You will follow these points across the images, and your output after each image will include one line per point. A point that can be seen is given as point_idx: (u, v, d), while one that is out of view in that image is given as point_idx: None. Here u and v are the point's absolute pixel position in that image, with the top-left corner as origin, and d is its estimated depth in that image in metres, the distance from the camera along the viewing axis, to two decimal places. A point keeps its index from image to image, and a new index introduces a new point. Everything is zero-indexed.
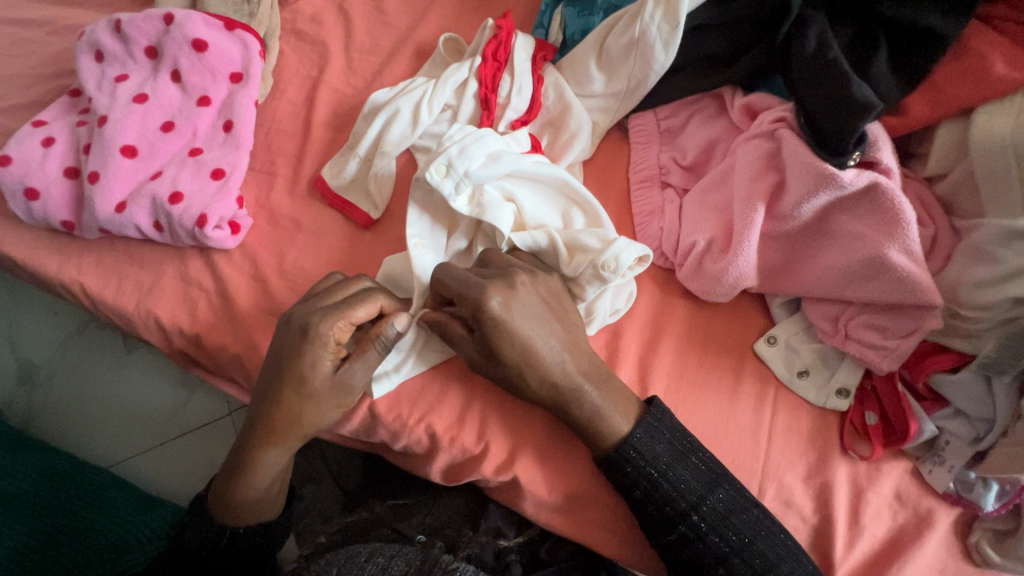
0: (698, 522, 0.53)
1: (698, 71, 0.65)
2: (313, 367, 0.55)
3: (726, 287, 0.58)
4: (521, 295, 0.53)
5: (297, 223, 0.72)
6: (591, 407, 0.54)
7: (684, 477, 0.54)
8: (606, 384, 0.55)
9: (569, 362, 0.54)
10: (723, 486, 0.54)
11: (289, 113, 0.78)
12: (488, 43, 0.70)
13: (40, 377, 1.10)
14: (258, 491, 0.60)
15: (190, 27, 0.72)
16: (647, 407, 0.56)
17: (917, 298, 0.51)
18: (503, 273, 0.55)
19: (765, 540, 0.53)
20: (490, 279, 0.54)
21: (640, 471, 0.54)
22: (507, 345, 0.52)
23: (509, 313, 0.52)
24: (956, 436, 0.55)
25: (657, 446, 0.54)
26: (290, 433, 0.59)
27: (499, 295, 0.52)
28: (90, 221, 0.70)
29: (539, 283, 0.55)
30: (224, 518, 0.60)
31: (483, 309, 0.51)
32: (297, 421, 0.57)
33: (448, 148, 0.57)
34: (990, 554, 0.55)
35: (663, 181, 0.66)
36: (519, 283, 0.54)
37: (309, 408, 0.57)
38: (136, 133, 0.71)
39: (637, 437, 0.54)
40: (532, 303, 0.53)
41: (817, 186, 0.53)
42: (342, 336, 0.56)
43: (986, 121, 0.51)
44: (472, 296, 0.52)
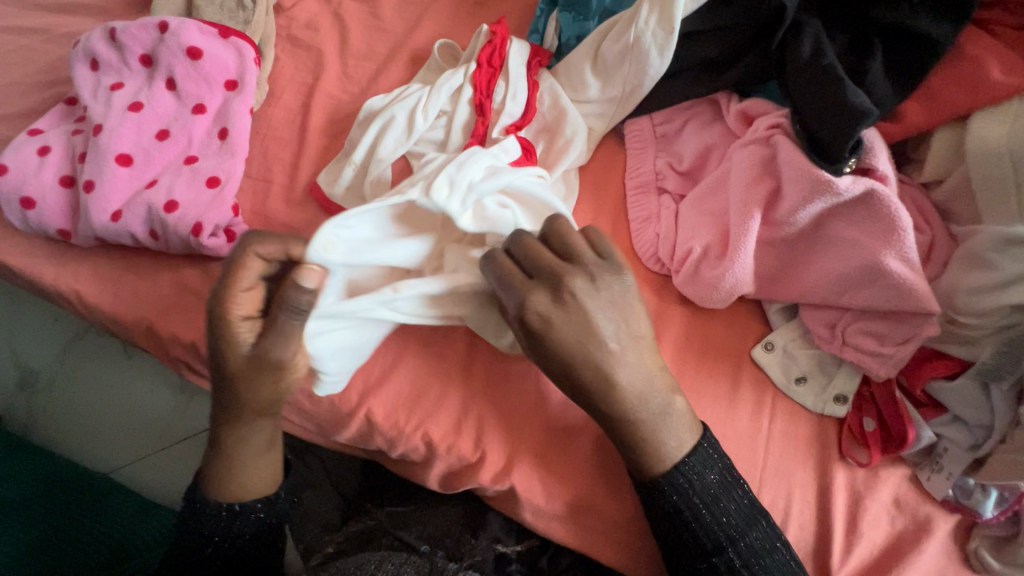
0: (732, 557, 0.53)
1: (693, 76, 0.65)
2: (228, 349, 0.49)
3: (723, 294, 0.58)
4: (569, 311, 0.50)
5: (293, 230, 0.71)
6: (647, 430, 0.52)
7: (729, 510, 0.54)
8: (665, 411, 0.52)
9: (620, 380, 0.51)
10: (760, 524, 0.54)
11: (284, 120, 0.77)
12: (482, 49, 0.69)
13: (40, 384, 1.10)
14: (246, 466, 0.57)
15: (185, 35, 0.72)
16: (703, 432, 0.55)
17: (913, 304, 0.51)
18: (554, 276, 0.50)
19: (777, 567, 0.53)
20: (537, 281, 0.50)
21: (687, 500, 0.53)
22: (548, 356, 0.50)
23: (550, 326, 0.49)
24: (954, 443, 0.55)
25: (708, 475, 0.54)
26: (248, 411, 0.53)
27: (547, 309, 0.49)
28: (85, 229, 0.69)
29: (600, 292, 0.51)
30: (221, 498, 0.58)
31: (526, 318, 0.49)
32: (247, 402, 0.52)
33: (449, 165, 0.52)
34: (990, 561, 0.54)
35: (659, 187, 0.66)
36: (567, 296, 0.50)
37: (244, 388, 0.51)
38: (131, 141, 0.71)
39: (690, 463, 0.53)
40: (585, 322, 0.50)
41: (813, 193, 0.52)
42: (246, 307, 0.49)
43: (981, 127, 0.51)
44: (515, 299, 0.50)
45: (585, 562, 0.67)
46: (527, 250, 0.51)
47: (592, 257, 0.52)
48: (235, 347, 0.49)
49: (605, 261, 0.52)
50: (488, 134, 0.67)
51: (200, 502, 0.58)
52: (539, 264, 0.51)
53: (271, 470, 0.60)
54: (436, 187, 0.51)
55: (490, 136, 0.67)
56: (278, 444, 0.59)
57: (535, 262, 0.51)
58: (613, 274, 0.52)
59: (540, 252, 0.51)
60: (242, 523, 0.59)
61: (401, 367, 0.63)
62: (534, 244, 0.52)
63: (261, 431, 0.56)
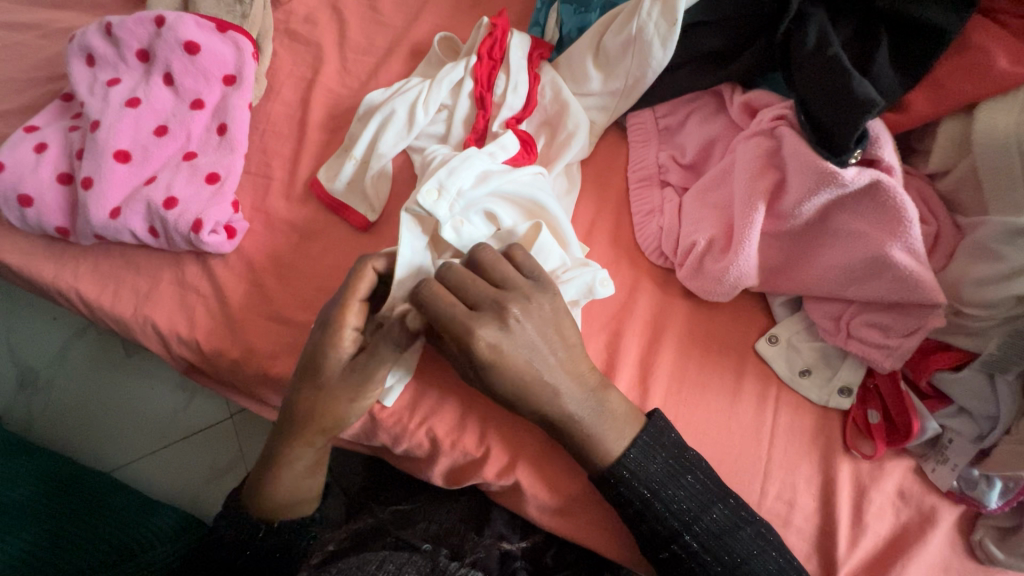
0: (693, 541, 0.53)
1: (696, 68, 0.65)
2: (326, 355, 0.55)
3: (727, 288, 0.58)
4: (516, 336, 0.51)
5: (294, 227, 0.71)
6: (583, 434, 0.54)
7: (680, 496, 0.54)
8: (600, 409, 0.54)
9: (563, 395, 0.53)
10: (717, 506, 0.54)
11: (284, 115, 0.77)
12: (483, 41, 0.69)
13: (40, 383, 1.09)
14: (288, 487, 0.59)
15: (181, 30, 0.72)
16: (646, 421, 0.56)
17: (918, 296, 0.51)
18: (496, 305, 0.51)
19: (742, 547, 0.53)
20: (478, 312, 0.51)
21: (633, 490, 0.54)
22: (500, 385, 0.51)
23: (500, 354, 0.50)
24: (960, 434, 0.55)
25: (650, 465, 0.54)
26: (313, 426, 0.57)
27: (491, 335, 0.50)
28: (85, 227, 0.69)
29: (535, 314, 0.52)
30: (256, 513, 0.60)
31: (473, 349, 0.50)
32: (316, 412, 0.56)
33: (437, 171, 0.56)
34: (993, 552, 0.55)
35: (662, 180, 0.66)
36: (512, 321, 0.51)
37: (323, 397, 0.56)
38: (130, 137, 0.70)
39: (631, 455, 0.54)
40: (529, 346, 0.51)
41: (818, 185, 0.52)
42: (357, 324, 0.55)
43: (988, 118, 0.51)
44: (461, 333, 0.50)
45: (591, 557, 0.68)
46: (455, 284, 0.52)
47: (523, 279, 0.53)
48: (337, 355, 0.55)
49: (536, 282, 0.54)
50: (488, 128, 0.67)
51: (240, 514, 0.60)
52: (478, 295, 0.52)
53: (311, 492, 0.62)
54: (423, 193, 0.55)
55: (487, 136, 0.67)
56: (324, 468, 0.62)
57: (470, 292, 0.52)
58: (548, 293, 0.53)
59: (474, 282, 0.52)
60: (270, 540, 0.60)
61: None
62: (464, 277, 0.52)
63: (313, 451, 0.59)
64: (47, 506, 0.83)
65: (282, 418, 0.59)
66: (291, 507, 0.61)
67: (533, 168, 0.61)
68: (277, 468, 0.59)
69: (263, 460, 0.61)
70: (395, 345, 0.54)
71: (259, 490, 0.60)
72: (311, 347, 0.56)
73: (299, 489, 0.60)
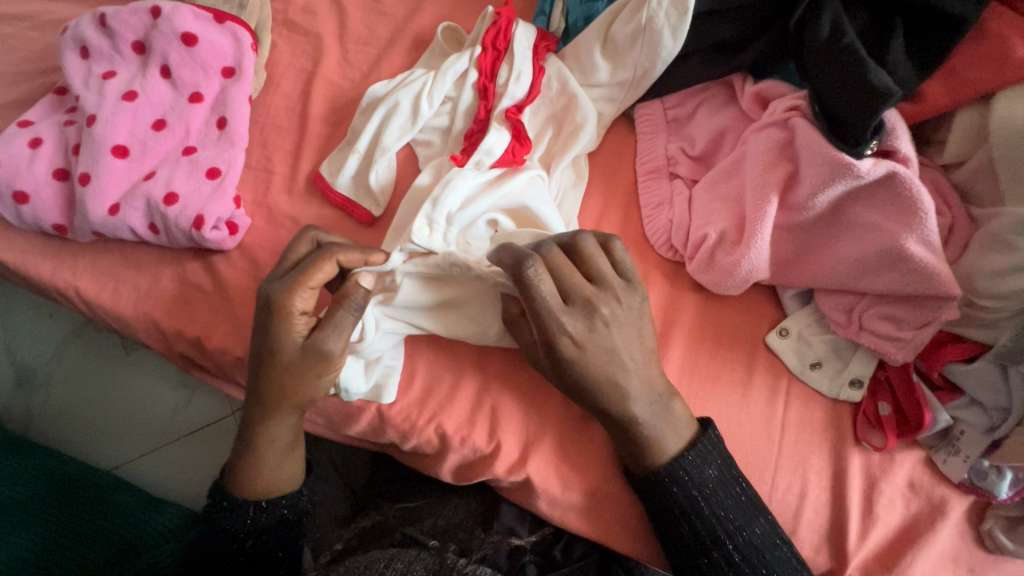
0: (732, 551, 0.53)
1: (705, 58, 0.64)
2: (281, 338, 0.53)
3: (738, 280, 0.58)
4: (600, 336, 0.51)
5: (298, 222, 0.70)
6: (646, 437, 0.53)
7: (726, 505, 0.54)
8: (665, 412, 0.53)
9: (632, 398, 0.52)
10: (760, 520, 0.54)
11: (284, 108, 0.76)
12: (487, 31, 0.67)
13: (38, 382, 1.08)
14: (271, 467, 0.58)
15: (178, 21, 0.70)
16: (703, 432, 0.55)
17: (933, 288, 0.51)
18: (587, 304, 0.51)
19: (780, 565, 0.52)
20: (570, 307, 0.51)
21: (685, 493, 0.53)
22: (571, 379, 0.52)
23: (584, 352, 0.51)
24: (971, 425, 0.55)
25: (706, 470, 0.54)
26: (285, 405, 0.55)
27: (577, 330, 0.51)
28: (83, 224, 0.68)
29: (623, 318, 0.53)
30: (244, 490, 0.59)
31: (554, 342, 0.50)
32: (287, 393, 0.54)
33: (426, 207, 0.58)
34: (1003, 541, 0.55)
35: (671, 172, 0.65)
36: (599, 323, 0.51)
37: (290, 379, 0.54)
38: (127, 132, 0.69)
39: (689, 459, 0.53)
40: (610, 347, 0.52)
41: (833, 177, 0.51)
42: (305, 303, 0.53)
43: (1006, 107, 0.50)
44: (553, 325, 0.50)
45: (599, 550, 0.68)
46: (556, 271, 0.51)
47: (615, 278, 0.53)
48: (293, 338, 0.53)
49: (626, 284, 0.54)
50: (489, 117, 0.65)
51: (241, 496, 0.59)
52: (572, 288, 0.51)
53: (297, 471, 0.61)
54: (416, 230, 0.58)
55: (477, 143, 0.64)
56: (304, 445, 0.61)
57: (567, 284, 0.51)
58: (636, 294, 0.54)
59: (570, 274, 0.52)
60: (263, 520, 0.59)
61: (413, 360, 0.63)
62: (560, 266, 0.52)
63: (288, 427, 0.57)
64: (52, 503, 0.83)
65: (249, 401, 0.57)
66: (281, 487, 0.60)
67: (530, 171, 0.62)
68: (255, 448, 0.57)
69: (237, 450, 0.59)
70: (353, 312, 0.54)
71: (240, 478, 0.58)
72: (262, 334, 0.53)
73: (283, 472, 0.59)
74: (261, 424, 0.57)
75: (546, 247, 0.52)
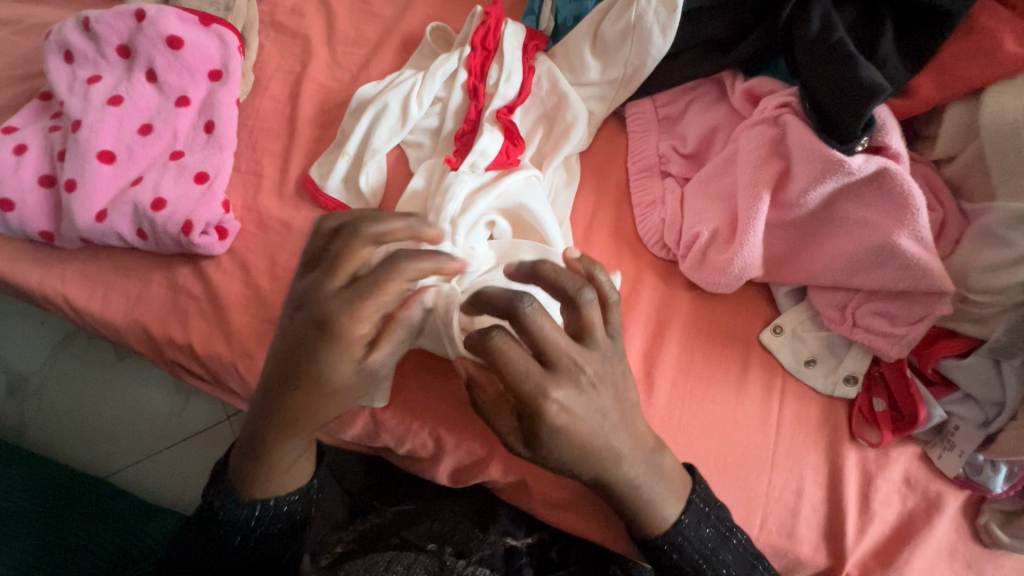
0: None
1: (695, 56, 0.64)
2: (331, 366, 0.47)
3: (732, 278, 0.57)
4: (586, 402, 0.45)
5: (288, 225, 0.69)
6: (642, 498, 0.50)
7: (727, 560, 0.53)
8: (657, 470, 0.51)
9: (626, 464, 0.48)
10: (757, 571, 0.54)
11: (273, 111, 0.75)
12: (476, 31, 0.67)
13: (31, 390, 1.07)
14: (285, 470, 0.56)
15: (163, 24, 0.69)
16: (695, 484, 0.54)
17: (926, 284, 0.50)
18: (574, 366, 0.44)
19: None
20: (554, 373, 0.43)
21: (686, 559, 0.53)
22: (558, 455, 0.45)
23: (574, 418, 0.44)
24: (966, 420, 0.55)
25: (704, 530, 0.53)
26: (310, 425, 0.51)
27: (562, 399, 0.43)
28: (70, 231, 0.67)
29: (608, 382, 0.46)
30: (250, 489, 0.56)
31: (542, 415, 0.43)
32: (315, 414, 0.50)
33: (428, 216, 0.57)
34: (999, 536, 0.55)
35: (663, 171, 0.65)
36: (586, 385, 0.45)
37: (325, 404, 0.49)
38: (113, 137, 0.68)
39: (686, 523, 0.52)
40: (599, 415, 0.46)
41: (824, 174, 0.51)
42: (368, 327, 0.47)
43: (996, 102, 0.50)
44: (533, 395, 0.43)
45: (595, 552, 0.68)
46: (536, 329, 0.43)
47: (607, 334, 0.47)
48: (333, 367, 0.47)
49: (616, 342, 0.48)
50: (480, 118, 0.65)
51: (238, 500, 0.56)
52: (553, 351, 0.43)
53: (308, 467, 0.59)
54: None
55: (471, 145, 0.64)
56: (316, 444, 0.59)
57: (549, 344, 0.43)
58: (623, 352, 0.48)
59: (554, 334, 0.43)
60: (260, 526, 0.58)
61: (406, 363, 0.62)
62: (539, 325, 0.43)
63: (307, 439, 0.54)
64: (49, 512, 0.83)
65: (263, 413, 0.51)
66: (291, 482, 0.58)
67: (526, 171, 0.61)
68: (263, 453, 0.53)
69: (245, 451, 0.54)
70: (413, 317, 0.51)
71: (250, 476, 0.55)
72: (303, 358, 0.47)
73: (296, 473, 0.57)
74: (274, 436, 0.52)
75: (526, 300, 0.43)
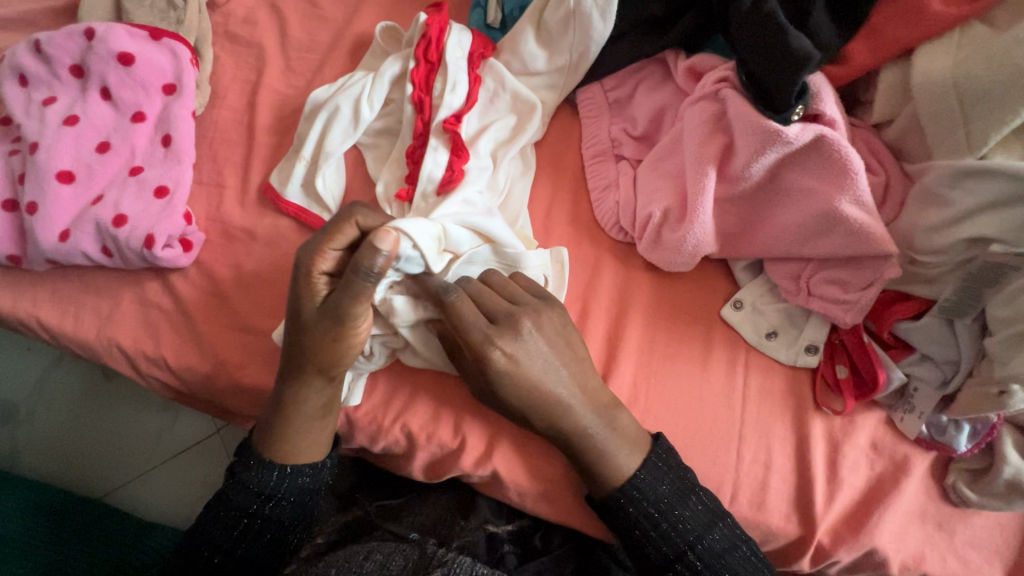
0: (695, 560, 0.53)
1: (638, 37, 0.64)
2: (303, 300, 0.51)
3: (687, 256, 0.58)
4: (529, 348, 0.51)
5: (251, 233, 0.70)
6: (597, 450, 0.53)
7: (685, 517, 0.53)
8: (612, 425, 0.54)
9: (579, 415, 0.52)
10: (718, 527, 0.53)
11: (231, 121, 0.75)
12: (418, 42, 0.64)
13: (21, 416, 1.07)
14: (299, 433, 0.57)
15: (114, 42, 0.70)
16: (653, 445, 0.55)
17: (871, 248, 0.51)
18: (512, 316, 0.52)
19: (742, 565, 0.52)
20: (495, 324, 0.51)
21: (642, 512, 0.54)
22: (514, 400, 0.51)
23: (517, 365, 0.50)
24: (924, 381, 0.55)
25: (659, 486, 0.54)
26: (310, 367, 0.53)
27: (507, 345, 0.50)
28: (36, 253, 0.67)
29: (548, 330, 0.54)
30: (269, 456, 0.58)
31: (488, 360, 0.50)
32: (309, 354, 0.53)
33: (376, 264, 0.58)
34: (968, 494, 0.55)
35: (616, 154, 0.65)
36: (525, 332, 0.52)
37: (310, 342, 0.52)
38: (71, 156, 0.68)
39: (640, 477, 0.53)
40: (544, 363, 0.52)
41: (764, 145, 0.51)
42: (328, 266, 0.51)
43: (926, 62, 0.50)
44: (479, 343, 0.50)
45: (577, 537, 0.69)
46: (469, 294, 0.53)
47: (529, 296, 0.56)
48: (313, 299, 0.51)
49: (542, 300, 0.56)
50: (428, 132, 0.63)
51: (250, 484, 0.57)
52: (494, 307, 0.53)
53: (324, 441, 0.60)
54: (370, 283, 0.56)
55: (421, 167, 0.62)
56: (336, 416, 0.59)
57: (486, 303, 0.53)
58: (553, 307, 0.55)
59: (487, 296, 0.54)
60: (260, 521, 0.57)
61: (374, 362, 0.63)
62: (479, 290, 0.54)
63: (318, 393, 0.56)
64: (46, 533, 0.83)
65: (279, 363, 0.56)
66: (305, 453, 0.58)
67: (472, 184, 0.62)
68: (281, 411, 0.56)
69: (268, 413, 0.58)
70: (370, 280, 0.48)
71: (265, 436, 0.57)
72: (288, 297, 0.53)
73: (314, 437, 0.58)
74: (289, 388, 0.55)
75: (466, 281, 0.55)
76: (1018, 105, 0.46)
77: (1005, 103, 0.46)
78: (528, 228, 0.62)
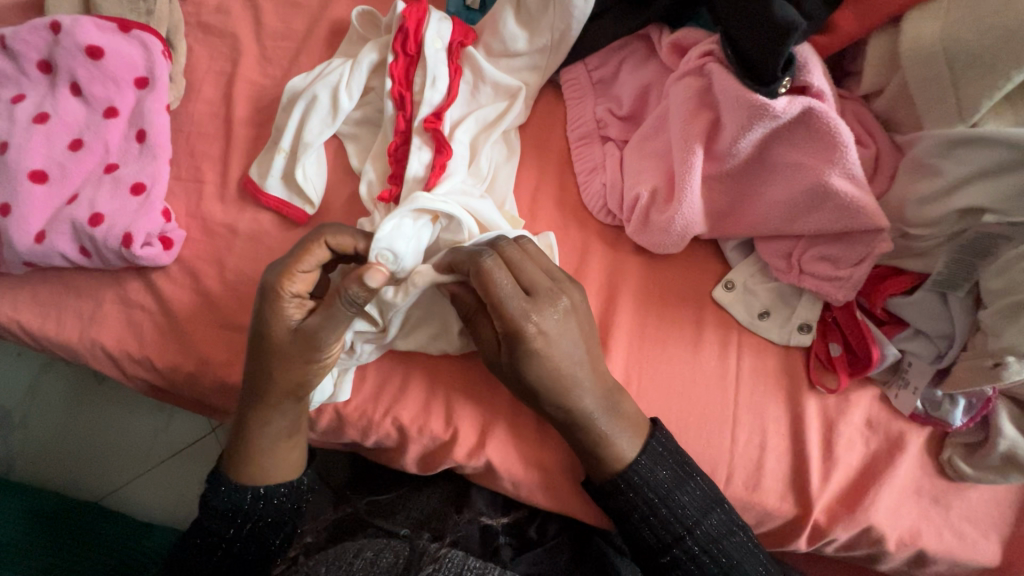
0: (692, 545, 0.52)
1: (620, 14, 0.62)
2: (273, 324, 0.51)
3: (675, 238, 0.57)
4: (563, 325, 0.51)
5: (233, 229, 0.68)
6: (599, 433, 0.52)
7: (684, 502, 0.53)
8: (615, 410, 0.53)
9: (582, 400, 0.51)
10: (716, 512, 0.53)
11: (207, 114, 0.73)
12: (396, 37, 0.62)
13: (13, 422, 1.06)
14: (267, 455, 0.56)
15: (81, 34, 0.67)
16: (652, 430, 0.54)
17: (862, 222, 0.50)
18: (550, 291, 0.51)
19: (738, 551, 0.52)
20: (534, 299, 0.50)
21: (642, 496, 0.53)
22: (536, 371, 0.50)
23: (548, 342, 0.50)
24: (918, 356, 0.55)
25: (659, 471, 0.53)
26: (277, 391, 0.53)
27: (539, 318, 0.49)
28: (11, 255, 0.65)
29: (580, 312, 0.53)
30: (239, 479, 0.57)
31: (519, 332, 0.49)
32: (274, 378, 0.52)
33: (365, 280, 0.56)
34: (963, 469, 0.55)
35: (602, 135, 0.64)
36: (562, 309, 0.51)
37: (277, 365, 0.52)
38: (43, 155, 0.66)
39: (642, 463, 0.53)
40: (572, 341, 0.51)
41: (751, 120, 0.50)
42: (301, 288, 0.52)
43: (915, 27, 0.49)
44: (516, 318, 0.49)
45: (573, 526, 0.68)
46: (513, 264, 0.51)
47: (560, 272, 0.54)
48: (282, 324, 0.51)
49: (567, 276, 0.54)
50: (409, 128, 0.61)
51: (231, 487, 0.56)
52: (531, 280, 0.51)
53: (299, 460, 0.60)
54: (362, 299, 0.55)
55: (404, 164, 0.61)
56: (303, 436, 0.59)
57: (526, 275, 0.51)
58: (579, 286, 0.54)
59: (527, 265, 0.51)
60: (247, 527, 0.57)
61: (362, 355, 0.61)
62: (520, 258, 0.51)
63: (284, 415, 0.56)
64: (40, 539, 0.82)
65: (244, 385, 0.55)
66: (277, 473, 0.58)
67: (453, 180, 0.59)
68: (248, 434, 0.56)
69: (235, 435, 0.57)
70: (352, 309, 0.51)
71: (240, 460, 0.56)
72: (255, 319, 0.52)
73: (283, 460, 0.58)
74: (257, 409, 0.55)
75: (502, 242, 0.52)
76: (1010, 69, 0.44)
77: (995, 68, 0.45)
78: (514, 211, 0.61)
